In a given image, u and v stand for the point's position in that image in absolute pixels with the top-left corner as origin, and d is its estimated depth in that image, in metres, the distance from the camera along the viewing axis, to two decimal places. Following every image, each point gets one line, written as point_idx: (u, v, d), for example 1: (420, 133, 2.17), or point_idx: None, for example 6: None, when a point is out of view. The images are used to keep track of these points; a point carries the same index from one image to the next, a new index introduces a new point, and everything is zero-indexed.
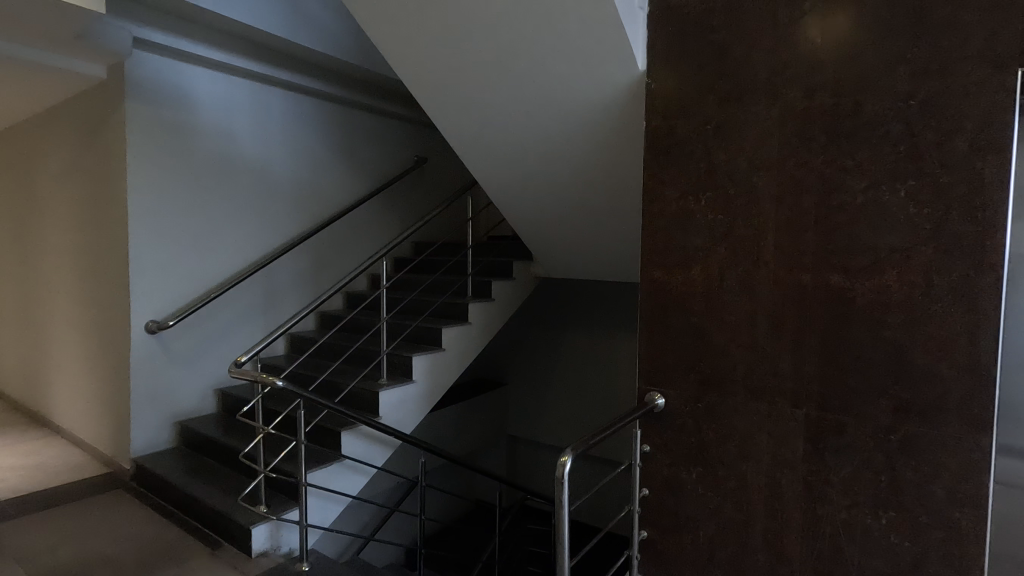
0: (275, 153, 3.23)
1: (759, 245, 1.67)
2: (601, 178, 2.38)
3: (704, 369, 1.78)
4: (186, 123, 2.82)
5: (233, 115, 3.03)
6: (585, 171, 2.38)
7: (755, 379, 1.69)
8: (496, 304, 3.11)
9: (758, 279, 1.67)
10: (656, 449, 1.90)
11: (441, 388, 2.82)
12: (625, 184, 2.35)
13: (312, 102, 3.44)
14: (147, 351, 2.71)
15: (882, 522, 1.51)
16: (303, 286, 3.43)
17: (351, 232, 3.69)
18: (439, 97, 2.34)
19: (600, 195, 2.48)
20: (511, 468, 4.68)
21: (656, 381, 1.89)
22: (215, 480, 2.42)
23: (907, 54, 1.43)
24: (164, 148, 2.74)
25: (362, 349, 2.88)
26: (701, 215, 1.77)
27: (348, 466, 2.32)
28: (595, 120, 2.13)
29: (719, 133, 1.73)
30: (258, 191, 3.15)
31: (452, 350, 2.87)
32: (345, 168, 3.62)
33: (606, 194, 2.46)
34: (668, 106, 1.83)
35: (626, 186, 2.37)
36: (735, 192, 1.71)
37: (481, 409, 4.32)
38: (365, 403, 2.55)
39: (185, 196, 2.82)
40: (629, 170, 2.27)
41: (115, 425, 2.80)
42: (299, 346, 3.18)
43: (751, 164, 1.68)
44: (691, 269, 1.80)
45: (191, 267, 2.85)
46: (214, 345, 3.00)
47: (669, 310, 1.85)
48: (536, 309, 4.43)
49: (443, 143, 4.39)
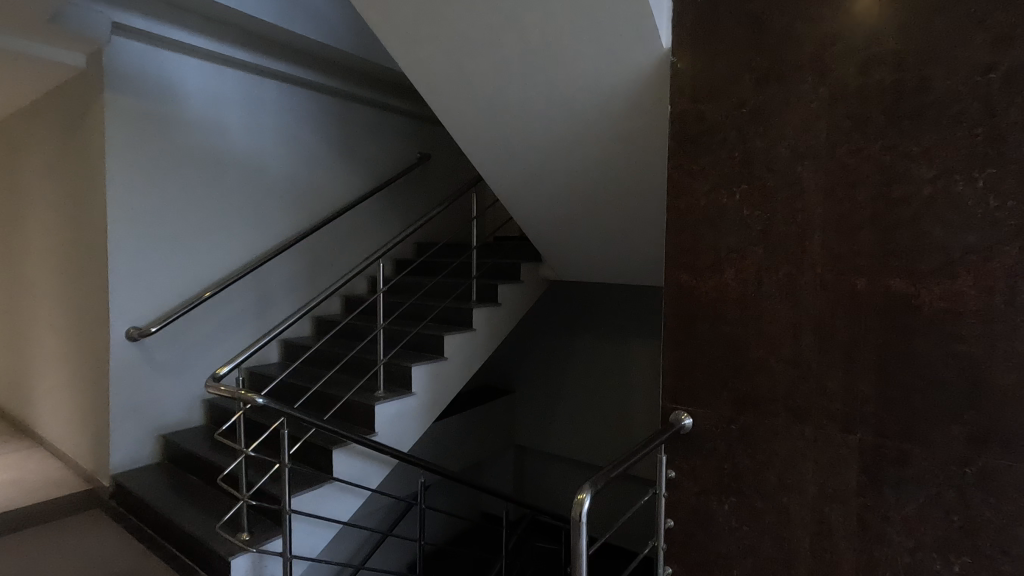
0: (269, 149, 3.06)
1: (804, 245, 1.45)
2: (621, 171, 2.17)
3: (739, 386, 1.57)
4: (171, 115, 2.64)
5: (223, 108, 2.85)
6: (602, 164, 2.18)
7: (799, 398, 1.47)
8: (502, 309, 2.91)
9: (803, 283, 1.46)
10: (682, 475, 1.68)
11: (444, 400, 2.61)
12: (647, 178, 2.15)
13: (309, 95, 3.25)
14: (129, 359, 2.52)
15: (954, 569, 1.29)
16: (299, 289, 3.25)
17: (350, 232, 3.51)
18: (441, 84, 2.14)
19: (618, 190, 2.27)
20: (519, 479, 4.49)
21: (682, 399, 1.67)
22: (197, 502, 2.23)
23: (986, 19, 1.21)
24: (147, 142, 2.55)
25: (358, 358, 2.68)
26: (736, 210, 1.55)
27: (340, 488, 2.13)
28: (615, 106, 1.92)
29: (755, 118, 1.52)
30: (250, 190, 2.96)
31: (455, 358, 2.66)
32: (344, 165, 3.44)
33: (624, 188, 2.25)
34: (696, 87, 1.62)
35: (647, 180, 2.16)
36: (775, 185, 1.49)
37: (487, 418, 4.13)
38: (359, 417, 2.35)
39: (171, 195, 2.64)
40: (652, 161, 2.06)
41: (95, 438, 2.61)
42: (293, 354, 3.00)
43: (794, 152, 1.46)
44: (723, 272, 1.58)
45: (176, 270, 2.67)
46: (203, 352, 2.81)
47: (698, 318, 1.63)
48: (546, 314, 4.24)
49: (448, 138, 4.20)
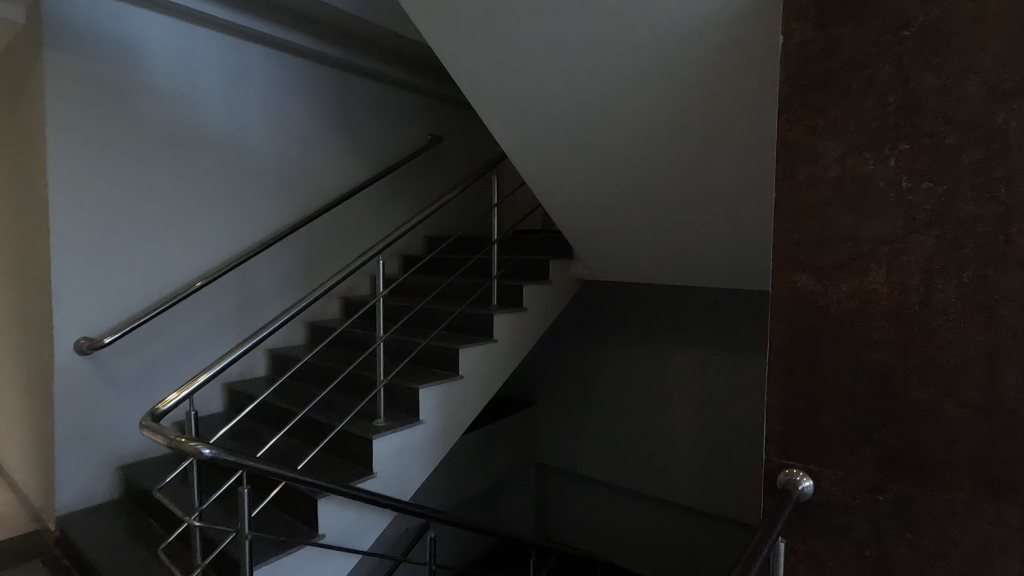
0: (255, 126, 2.61)
1: (1009, 233, 0.95)
2: (695, 134, 1.68)
3: (893, 439, 1.07)
4: (132, 81, 2.20)
5: (197, 76, 2.40)
6: (668, 128, 1.70)
7: (997, 465, 0.98)
8: (527, 314, 2.44)
9: (1007, 292, 0.96)
10: (798, 560, 1.19)
11: (458, 428, 2.14)
12: (728, 142, 1.66)
13: (302, 65, 2.80)
14: (79, 377, 2.09)
15: None
16: (291, 289, 2.80)
17: (350, 223, 3.05)
18: (459, 26, 1.66)
19: (687, 161, 1.79)
20: (541, 503, 4.07)
21: (797, 453, 1.18)
22: (151, 561, 1.79)
23: None
24: (101, 113, 2.11)
25: (356, 374, 2.21)
26: (889, 183, 1.06)
27: (324, 548, 1.68)
28: (695, 42, 1.42)
29: (925, 42, 1.01)
30: (231, 174, 2.52)
31: (472, 376, 2.19)
32: (344, 146, 2.99)
33: (694, 158, 1.77)
34: (825, 6, 1.12)
35: (728, 144, 1.67)
36: (957, 144, 0.99)
37: (507, 433, 3.68)
38: (355, 452, 1.89)
39: (132, 178, 2.20)
40: (736, 117, 1.57)
41: (42, 469, 2.18)
42: (282, 365, 2.56)
43: (992, 92, 0.96)
44: (868, 272, 1.08)
45: (140, 268, 2.23)
46: (174, 365, 2.37)
47: (825, 338, 1.14)
48: (573, 317, 3.76)
49: (463, 117, 3.71)
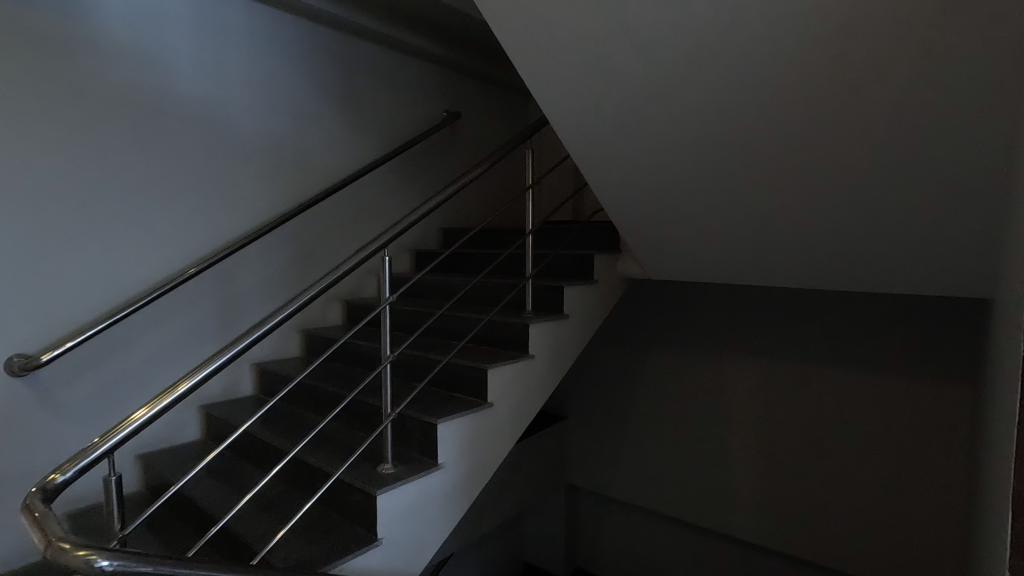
0: (239, 95, 2.18)
1: None
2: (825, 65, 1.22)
3: None
4: (80, 33, 1.77)
5: (165, 32, 1.97)
6: (787, 57, 1.24)
7: None
8: (569, 322, 1.97)
9: None
10: None
11: (486, 470, 1.68)
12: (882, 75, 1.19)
13: (299, 25, 2.37)
14: (13, 402, 1.66)
15: None
16: (285, 290, 2.36)
17: (355, 213, 2.61)
18: None
19: (808, 106, 1.32)
20: (571, 528, 3.61)
21: None
22: None
23: None
24: (38, 72, 1.68)
25: (356, 401, 1.75)
26: None
27: None
28: None
29: None
30: (208, 153, 2.09)
31: (503, 402, 1.73)
32: (348, 122, 2.55)
33: (821, 101, 1.30)
34: None
35: (883, 77, 1.21)
36: None
37: (534, 453, 3.23)
38: (354, 507, 1.44)
39: (78, 155, 1.76)
40: (904, 33, 1.10)
41: None
42: (270, 383, 2.12)
43: None
44: None
45: (92, 266, 1.80)
46: (138, 384, 1.93)
47: None
48: (610, 321, 3.30)
49: (487, 94, 3.24)
